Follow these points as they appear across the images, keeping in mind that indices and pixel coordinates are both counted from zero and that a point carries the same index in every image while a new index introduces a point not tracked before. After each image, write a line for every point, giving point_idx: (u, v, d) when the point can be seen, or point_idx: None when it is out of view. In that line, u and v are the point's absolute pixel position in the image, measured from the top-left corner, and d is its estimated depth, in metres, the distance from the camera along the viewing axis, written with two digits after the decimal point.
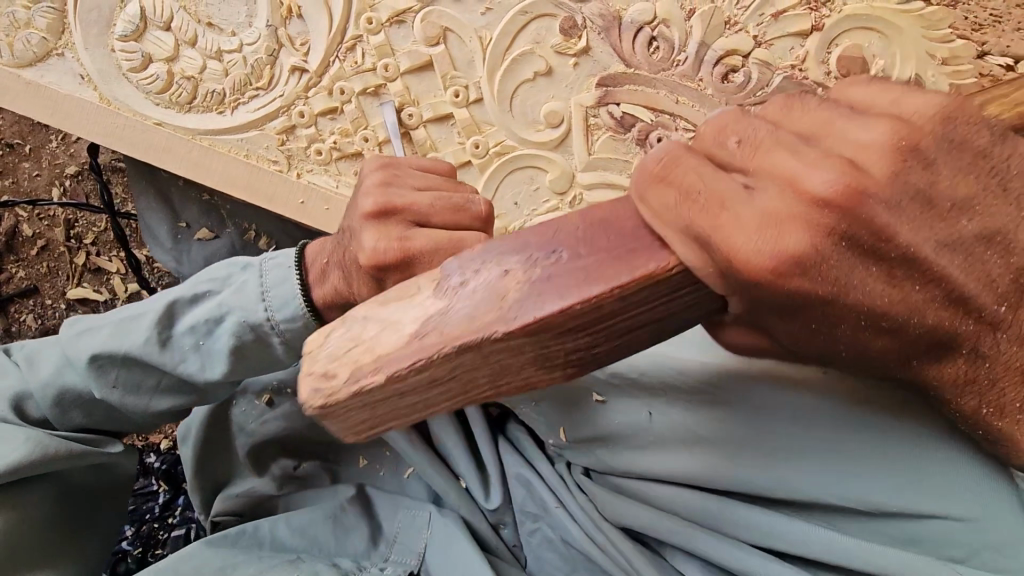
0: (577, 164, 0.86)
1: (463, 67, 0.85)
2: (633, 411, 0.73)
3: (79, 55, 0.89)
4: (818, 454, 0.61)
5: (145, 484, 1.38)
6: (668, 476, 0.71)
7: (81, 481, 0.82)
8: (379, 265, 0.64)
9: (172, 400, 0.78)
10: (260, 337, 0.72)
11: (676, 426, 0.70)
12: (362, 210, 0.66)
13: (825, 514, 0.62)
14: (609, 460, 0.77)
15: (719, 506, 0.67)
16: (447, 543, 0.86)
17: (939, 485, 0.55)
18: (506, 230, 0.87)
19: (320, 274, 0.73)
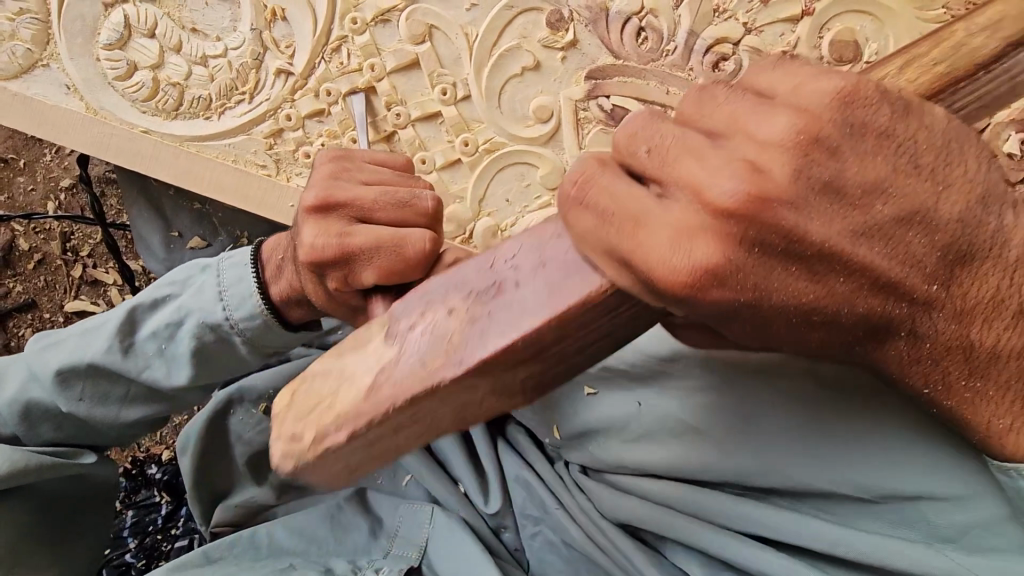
0: (567, 159, 0.85)
1: (450, 64, 0.84)
2: (624, 400, 0.73)
3: (65, 65, 0.88)
4: (778, 432, 0.61)
5: (145, 496, 1.37)
6: (659, 467, 0.70)
7: (56, 494, 0.81)
8: (319, 261, 0.64)
9: (147, 408, 0.78)
10: (224, 339, 0.74)
11: (659, 415, 0.69)
12: (306, 204, 0.66)
13: (824, 504, 0.60)
14: (600, 455, 0.76)
15: (713, 499, 0.66)
16: (448, 540, 0.87)
17: (917, 465, 0.54)
18: (497, 228, 0.87)
19: (275, 271, 0.72)
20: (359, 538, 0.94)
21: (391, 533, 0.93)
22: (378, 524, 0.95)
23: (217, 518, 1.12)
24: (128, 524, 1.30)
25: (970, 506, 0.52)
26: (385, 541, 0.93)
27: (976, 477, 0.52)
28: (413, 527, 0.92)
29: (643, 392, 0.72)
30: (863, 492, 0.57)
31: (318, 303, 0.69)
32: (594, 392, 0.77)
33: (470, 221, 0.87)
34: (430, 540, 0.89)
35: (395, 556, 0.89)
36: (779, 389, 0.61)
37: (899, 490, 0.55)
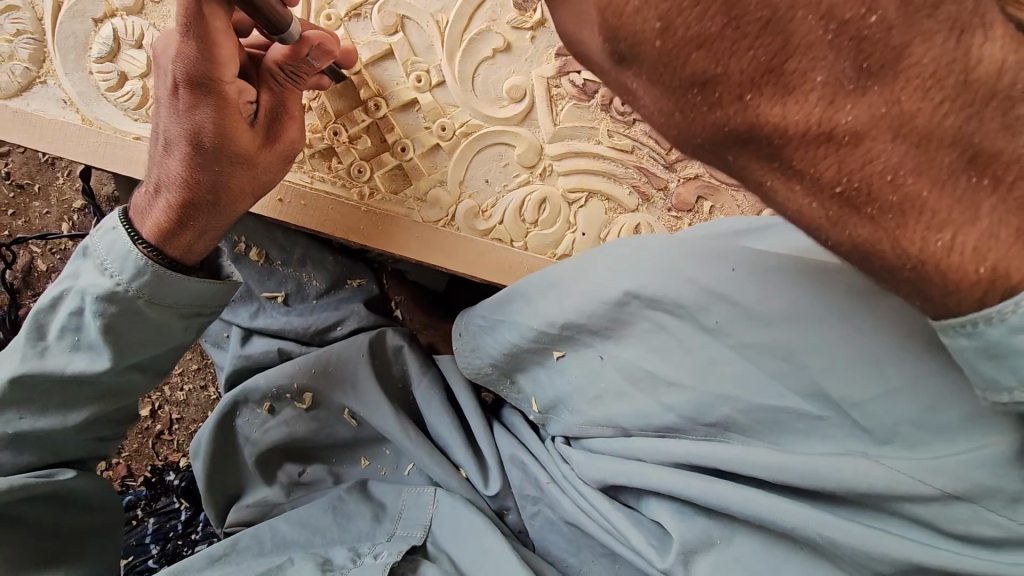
0: (544, 136, 0.86)
1: (423, 52, 0.86)
2: (587, 357, 0.77)
3: (61, 81, 0.91)
4: (827, 363, 0.60)
5: (165, 502, 1.41)
6: (633, 421, 0.74)
7: (53, 524, 0.80)
8: (282, 144, 0.79)
9: (90, 408, 0.79)
10: (125, 308, 0.74)
11: (620, 369, 0.74)
12: (288, 134, 0.80)
13: (787, 441, 0.64)
14: (573, 422, 0.82)
15: (683, 448, 0.69)
16: (448, 519, 1.00)
17: (849, 351, 0.60)
18: (479, 209, 0.88)
19: (215, 220, 0.78)
20: (364, 525, 1.03)
21: (395, 517, 1.04)
22: (381, 510, 1.06)
23: (232, 521, 1.14)
24: (150, 530, 1.33)
25: (899, 398, 0.57)
26: (388, 525, 1.03)
27: (907, 365, 0.57)
28: (416, 509, 1.04)
29: (603, 345, 0.76)
30: (817, 402, 0.62)
31: (232, 207, 0.78)
32: (562, 354, 0.80)
33: (451, 204, 0.88)
34: (434, 518, 1.01)
35: (399, 536, 1.00)
36: (714, 317, 0.66)
37: (853, 401, 0.59)
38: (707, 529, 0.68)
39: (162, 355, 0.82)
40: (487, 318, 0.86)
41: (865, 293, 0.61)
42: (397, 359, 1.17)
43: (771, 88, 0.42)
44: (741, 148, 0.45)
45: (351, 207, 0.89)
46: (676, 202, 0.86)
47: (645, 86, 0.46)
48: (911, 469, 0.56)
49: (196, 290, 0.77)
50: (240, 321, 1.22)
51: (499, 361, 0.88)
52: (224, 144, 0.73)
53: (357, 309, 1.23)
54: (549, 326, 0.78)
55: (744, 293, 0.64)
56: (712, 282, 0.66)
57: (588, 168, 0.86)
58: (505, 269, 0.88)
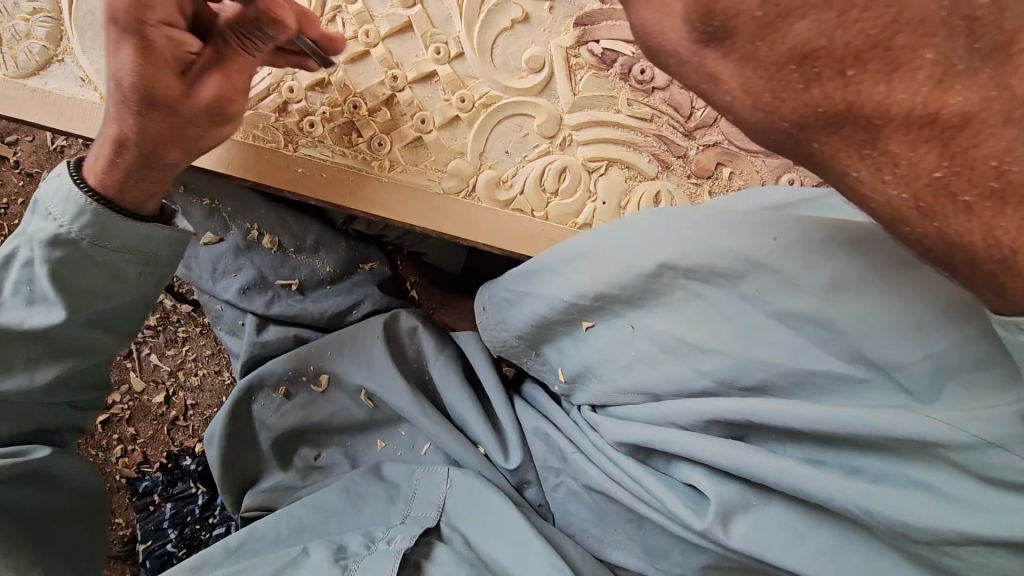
0: (563, 107, 0.87)
1: (442, 24, 0.87)
2: (619, 328, 0.80)
3: (79, 59, 0.91)
4: (862, 331, 0.61)
5: (182, 487, 1.42)
6: (665, 385, 0.76)
7: (33, 503, 0.81)
8: (220, 99, 0.74)
9: (57, 366, 0.80)
10: (70, 253, 0.74)
11: (652, 337, 0.76)
12: (226, 88, 0.74)
13: (833, 392, 0.65)
14: (603, 392, 0.84)
15: (713, 406, 0.70)
16: (462, 492, 1.02)
17: (888, 320, 0.61)
18: (499, 179, 0.88)
19: (151, 169, 0.75)
20: (379, 504, 1.05)
21: (408, 498, 1.05)
22: (395, 491, 1.07)
23: (248, 505, 1.15)
24: (168, 516, 1.36)
25: (947, 361, 0.58)
26: (402, 504, 1.04)
27: (946, 329, 0.58)
28: (430, 488, 1.04)
29: (633, 314, 0.78)
30: (860, 365, 0.63)
31: (166, 157, 0.75)
32: (592, 324, 0.83)
33: (472, 175, 0.89)
34: (447, 499, 1.02)
35: (413, 518, 1.01)
36: (752, 285, 0.68)
37: (889, 360, 0.60)
38: (741, 494, 0.70)
39: (122, 307, 0.81)
40: (514, 292, 0.90)
41: (893, 270, 0.61)
42: (414, 339, 1.18)
43: (876, 65, 0.40)
44: (819, 135, 0.44)
45: (372, 179, 0.89)
46: (695, 169, 0.87)
47: (732, 69, 0.45)
48: (948, 420, 0.56)
49: (142, 236, 0.76)
50: (256, 309, 1.23)
51: (525, 333, 0.92)
52: (146, 89, 0.69)
53: (372, 291, 1.24)
54: (578, 298, 0.81)
55: (777, 259, 0.65)
56: (737, 245, 0.67)
57: (608, 137, 0.87)
58: (529, 239, 0.88)
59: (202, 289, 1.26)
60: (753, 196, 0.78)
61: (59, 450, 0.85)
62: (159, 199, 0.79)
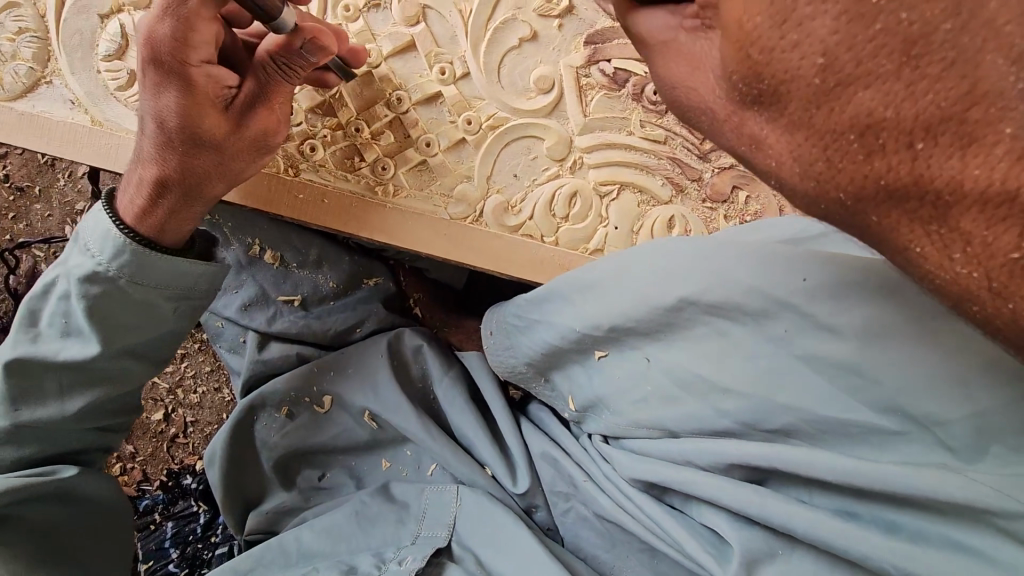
0: (573, 128, 0.84)
1: (447, 43, 0.83)
2: (636, 359, 0.78)
3: (68, 81, 0.87)
4: (899, 385, 0.60)
5: (183, 506, 1.40)
6: (682, 423, 0.74)
7: (52, 523, 0.78)
8: (263, 133, 0.75)
9: (85, 398, 0.78)
10: (108, 289, 0.73)
11: (669, 372, 0.74)
12: (268, 121, 0.75)
13: (861, 439, 0.63)
14: (617, 423, 0.82)
15: (738, 448, 0.69)
16: (472, 516, 0.99)
17: (928, 374, 0.58)
18: (508, 204, 0.85)
19: (194, 202, 0.75)
20: (388, 529, 1.02)
21: (419, 517, 1.03)
22: (404, 512, 1.04)
23: (252, 526, 1.14)
24: (168, 535, 1.33)
25: (993, 421, 0.56)
26: (412, 525, 1.02)
27: (990, 387, 0.56)
28: (439, 507, 1.02)
29: (650, 348, 0.77)
30: (895, 418, 0.60)
31: (212, 190, 0.76)
32: (604, 354, 0.81)
33: (479, 200, 0.86)
34: (458, 517, 1.00)
35: (424, 538, 0.99)
36: (780, 326, 0.66)
37: (930, 415, 0.58)
38: (767, 542, 0.68)
39: (155, 342, 0.80)
40: (524, 318, 0.88)
41: (930, 320, 0.59)
42: (418, 360, 1.16)
43: (948, 140, 0.33)
44: (874, 211, 0.38)
45: (375, 205, 0.86)
46: (710, 193, 0.84)
47: (778, 133, 0.40)
48: (994, 484, 0.55)
49: (182, 272, 0.76)
50: (257, 326, 1.19)
51: (535, 360, 0.89)
52: (190, 128, 0.70)
53: (375, 308, 1.21)
54: (593, 329, 0.79)
55: (807, 302, 0.64)
56: (765, 284, 0.66)
57: (620, 160, 0.84)
58: (540, 266, 0.86)
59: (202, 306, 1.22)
60: (775, 227, 0.75)
61: (82, 470, 0.81)
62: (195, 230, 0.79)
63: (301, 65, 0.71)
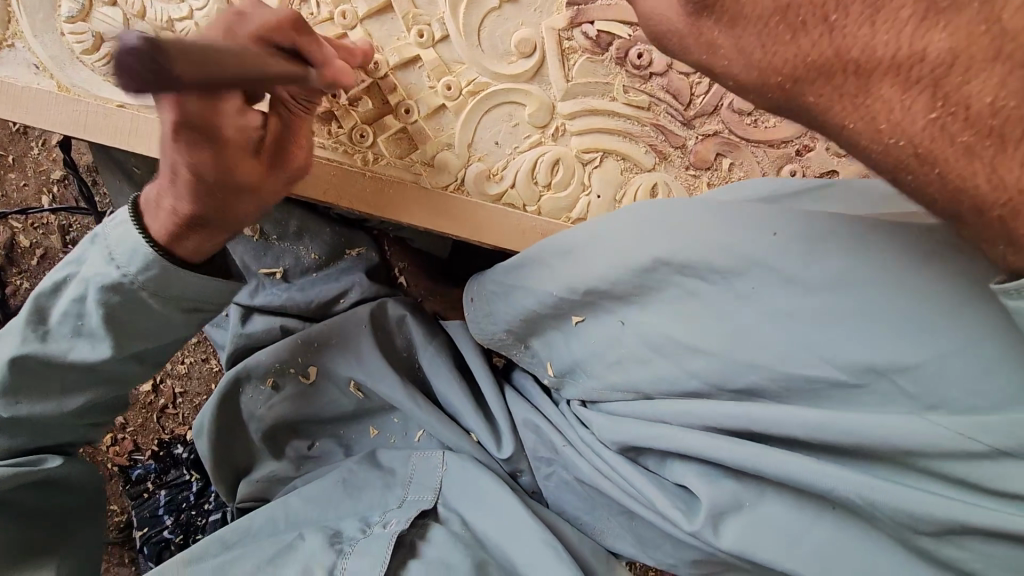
0: (555, 94, 0.82)
1: (425, 4, 0.80)
2: (609, 322, 0.77)
3: (31, 44, 0.84)
4: (862, 331, 0.59)
5: (175, 475, 1.43)
6: (654, 383, 0.74)
7: (35, 505, 0.79)
8: (295, 161, 0.74)
9: (89, 393, 0.78)
10: (129, 299, 0.71)
11: (641, 334, 0.74)
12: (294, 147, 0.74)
13: (820, 392, 0.63)
14: (591, 383, 0.82)
15: (712, 410, 0.69)
16: (456, 483, 1.01)
17: (890, 319, 0.58)
18: (490, 172, 0.84)
19: (233, 235, 0.74)
20: (376, 493, 1.04)
21: (405, 482, 1.04)
22: (390, 477, 1.06)
23: (245, 495, 1.16)
24: (162, 503, 1.37)
25: (949, 365, 0.56)
26: (399, 490, 1.04)
27: (952, 330, 0.56)
28: (426, 473, 1.04)
29: (626, 312, 0.76)
30: (854, 370, 0.60)
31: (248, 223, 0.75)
32: (581, 319, 0.80)
33: (460, 168, 0.84)
34: (444, 482, 1.02)
35: (411, 501, 1.00)
36: (748, 284, 0.65)
37: (891, 361, 0.58)
38: (735, 494, 0.69)
39: (164, 346, 0.79)
40: (501, 284, 0.87)
41: (895, 272, 0.59)
42: (401, 327, 1.16)
43: (857, 12, 0.47)
44: (868, 46, 0.47)
45: (355, 174, 0.84)
46: (694, 161, 0.83)
47: (728, 36, 0.53)
48: (953, 427, 0.56)
49: (206, 288, 0.74)
50: (238, 299, 1.20)
51: (513, 326, 0.89)
52: (232, 175, 0.67)
53: (358, 279, 1.20)
54: (570, 292, 0.78)
55: (779, 259, 0.63)
56: (737, 244, 0.65)
57: (602, 127, 0.82)
58: (521, 234, 0.85)
59: None
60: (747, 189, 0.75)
61: (65, 457, 0.82)
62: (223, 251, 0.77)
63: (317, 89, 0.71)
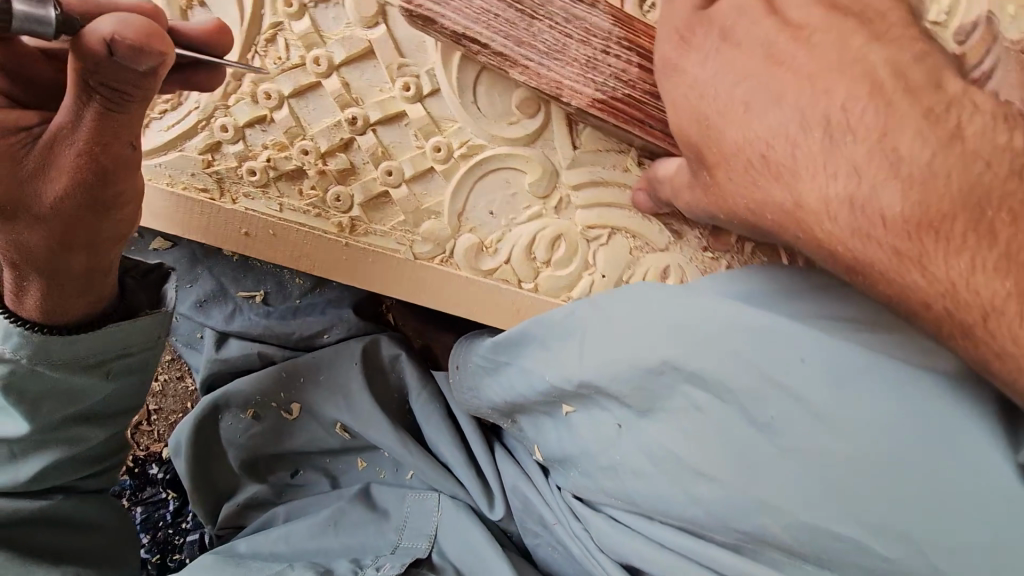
0: (560, 161, 0.72)
1: (412, 52, 0.69)
2: (602, 422, 0.67)
3: None
4: (904, 499, 0.50)
5: (151, 492, 1.35)
6: (653, 504, 0.63)
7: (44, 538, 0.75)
8: (112, 186, 0.54)
9: (47, 456, 0.72)
10: (15, 371, 0.64)
11: (642, 444, 0.63)
12: (123, 166, 0.54)
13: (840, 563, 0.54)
14: (582, 489, 0.73)
15: (711, 552, 0.62)
16: (452, 528, 0.96)
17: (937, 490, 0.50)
18: (482, 245, 0.75)
19: (71, 282, 0.60)
20: (366, 536, 0.98)
21: (398, 527, 0.99)
22: (383, 518, 1.01)
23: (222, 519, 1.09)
24: (138, 521, 1.31)
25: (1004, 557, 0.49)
26: (392, 536, 0.98)
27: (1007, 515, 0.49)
28: (421, 515, 0.99)
29: (623, 413, 0.65)
30: (890, 543, 0.51)
31: (81, 266, 0.59)
32: (571, 410, 0.70)
33: (449, 239, 0.75)
34: (439, 529, 0.97)
35: (404, 548, 0.95)
36: (767, 412, 0.54)
37: (934, 542, 0.50)
38: None
39: (103, 403, 0.73)
40: (487, 360, 0.78)
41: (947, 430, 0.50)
42: (393, 369, 1.07)
43: (768, 165, 0.49)
44: (795, 173, 0.48)
45: (331, 242, 0.75)
46: (711, 242, 0.73)
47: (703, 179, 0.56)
48: None
49: (102, 336, 0.66)
50: (213, 323, 1.08)
51: (499, 406, 0.80)
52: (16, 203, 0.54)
53: (345, 315, 1.08)
54: (562, 382, 0.68)
55: (802, 387, 0.53)
56: (768, 368, 0.54)
57: (610, 202, 0.73)
58: (520, 311, 0.76)
59: None
60: (747, 280, 0.61)
61: (64, 491, 0.78)
62: (103, 300, 0.66)
63: (132, 85, 0.48)
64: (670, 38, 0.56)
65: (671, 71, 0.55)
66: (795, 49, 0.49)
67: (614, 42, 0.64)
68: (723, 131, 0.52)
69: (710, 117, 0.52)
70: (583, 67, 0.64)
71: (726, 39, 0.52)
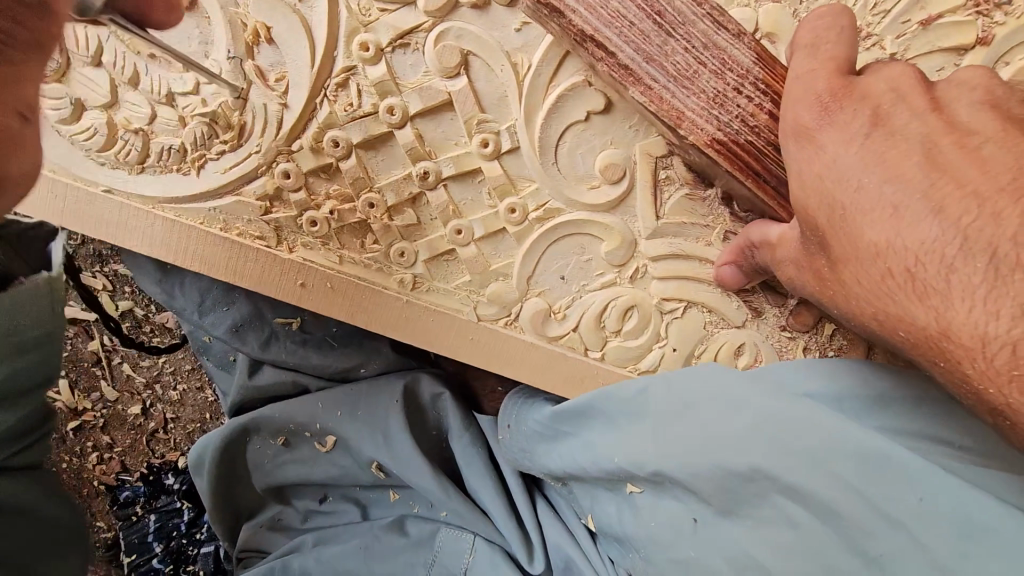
0: (640, 229, 0.67)
1: (492, 107, 0.64)
2: (679, 516, 0.64)
3: None
4: None
5: (166, 501, 1.21)
6: None
7: None
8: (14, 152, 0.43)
9: None
10: None
11: (720, 547, 0.60)
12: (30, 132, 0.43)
13: None
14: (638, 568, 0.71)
15: None
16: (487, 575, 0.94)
17: None
18: (549, 310, 0.71)
19: None
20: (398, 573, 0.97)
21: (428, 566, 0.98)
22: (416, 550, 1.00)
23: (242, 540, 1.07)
24: (150, 529, 1.19)
25: None
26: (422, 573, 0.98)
27: None
28: (454, 553, 0.98)
29: (700, 509, 0.63)
30: None
31: None
32: (638, 491, 0.68)
33: (515, 303, 0.71)
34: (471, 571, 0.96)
35: None
36: (880, 547, 0.52)
37: None
38: None
39: None
40: (553, 427, 0.76)
41: None
42: (433, 409, 1.05)
43: (910, 287, 0.45)
44: (947, 298, 0.43)
45: (390, 298, 0.71)
46: (791, 321, 0.69)
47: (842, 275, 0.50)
48: None
49: None
50: (247, 348, 1.04)
51: (553, 473, 0.78)
52: None
53: (382, 348, 1.06)
54: (632, 467, 0.66)
55: (924, 531, 0.50)
56: (880, 499, 0.52)
57: (690, 274, 0.68)
58: (585, 382, 0.73)
59: (183, 318, 1.04)
60: (839, 382, 0.59)
61: None
62: None
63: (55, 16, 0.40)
64: (810, 106, 0.52)
65: (805, 141, 0.52)
66: (960, 155, 0.45)
67: (749, 82, 0.56)
68: (861, 225, 0.47)
69: (847, 209, 0.48)
70: (709, 101, 0.57)
71: (879, 127, 0.49)
